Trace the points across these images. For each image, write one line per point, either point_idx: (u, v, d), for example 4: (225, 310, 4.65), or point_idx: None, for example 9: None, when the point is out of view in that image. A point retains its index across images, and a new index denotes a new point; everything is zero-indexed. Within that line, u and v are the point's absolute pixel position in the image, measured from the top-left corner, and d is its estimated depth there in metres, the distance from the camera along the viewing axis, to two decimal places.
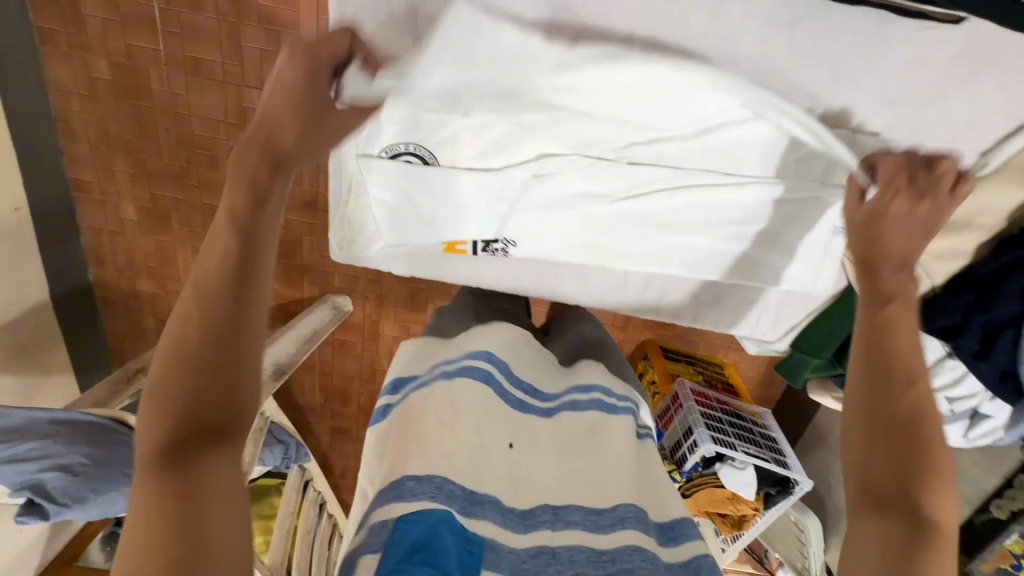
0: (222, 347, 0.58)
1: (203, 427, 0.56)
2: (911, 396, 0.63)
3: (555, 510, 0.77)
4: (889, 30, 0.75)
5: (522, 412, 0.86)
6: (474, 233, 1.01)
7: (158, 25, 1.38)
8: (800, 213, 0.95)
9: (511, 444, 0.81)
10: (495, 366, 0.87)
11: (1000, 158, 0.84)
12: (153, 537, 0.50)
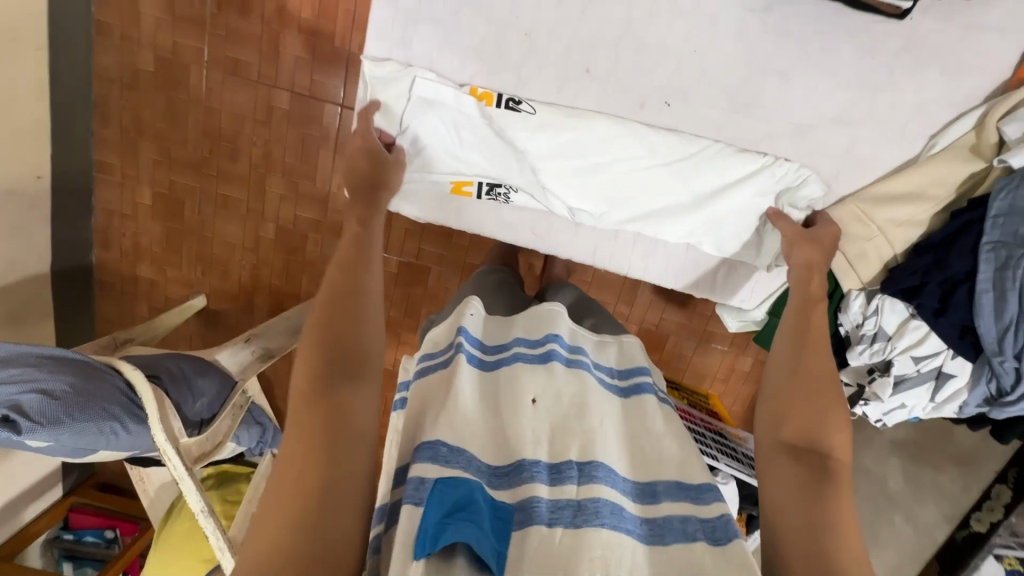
0: (355, 301, 0.71)
1: (344, 361, 0.67)
2: (825, 373, 0.72)
3: (581, 465, 0.64)
4: (842, 19, 0.77)
5: (541, 367, 0.71)
6: (478, 172, 0.97)
7: (207, 25, 1.54)
8: (803, 179, 0.89)
9: (534, 400, 0.68)
10: (513, 348, 0.74)
11: (945, 140, 0.83)
12: (312, 434, 0.61)
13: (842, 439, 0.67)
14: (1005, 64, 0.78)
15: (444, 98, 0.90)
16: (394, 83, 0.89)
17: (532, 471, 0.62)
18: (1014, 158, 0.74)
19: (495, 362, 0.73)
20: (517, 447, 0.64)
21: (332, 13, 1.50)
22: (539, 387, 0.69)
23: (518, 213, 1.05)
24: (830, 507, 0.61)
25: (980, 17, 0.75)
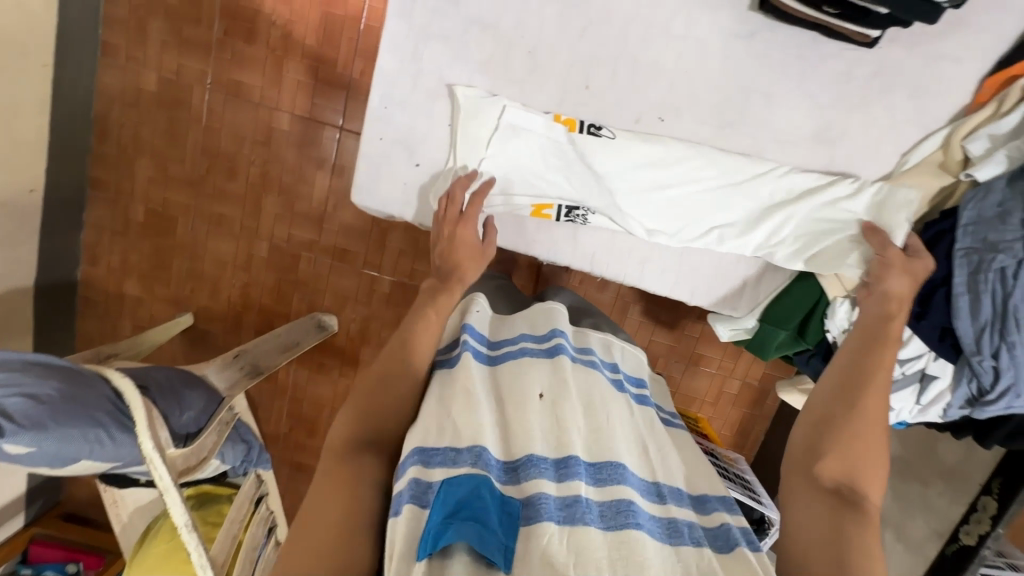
0: (401, 375, 0.70)
1: (380, 434, 0.67)
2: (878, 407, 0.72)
3: (594, 465, 0.63)
4: (819, 49, 0.80)
5: (547, 361, 0.71)
6: (559, 192, 0.89)
7: (213, 49, 1.60)
8: (894, 195, 0.83)
9: (541, 395, 0.67)
10: (518, 343, 0.75)
11: (914, 157, 0.84)
12: (333, 500, 0.60)
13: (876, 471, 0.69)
14: (965, 88, 0.81)
15: (517, 112, 0.84)
16: (468, 103, 0.84)
17: (539, 467, 0.60)
18: (979, 171, 0.78)
19: (500, 356, 0.74)
20: (526, 440, 0.62)
21: (335, 41, 1.58)
22: (545, 382, 0.69)
23: (548, 233, 0.95)
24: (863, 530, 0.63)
25: (941, 46, 0.79)
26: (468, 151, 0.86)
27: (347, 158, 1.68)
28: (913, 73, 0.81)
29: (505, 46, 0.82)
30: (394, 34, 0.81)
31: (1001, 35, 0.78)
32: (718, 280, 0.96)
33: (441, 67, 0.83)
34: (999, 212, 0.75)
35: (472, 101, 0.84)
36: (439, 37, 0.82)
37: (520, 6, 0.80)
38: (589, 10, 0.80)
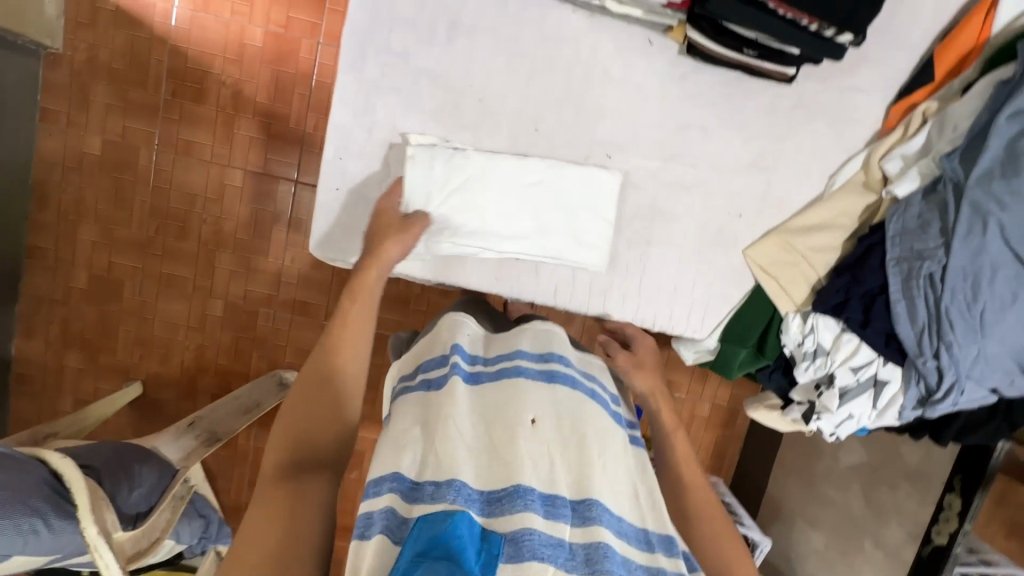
0: (328, 380, 0.65)
1: (316, 446, 0.62)
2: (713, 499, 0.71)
3: (575, 504, 0.58)
4: (746, 85, 0.87)
5: (543, 385, 0.66)
6: (511, 229, 0.89)
7: (160, 110, 1.59)
8: (828, 203, 0.90)
9: (534, 420, 0.62)
10: (516, 359, 0.69)
11: (840, 178, 0.91)
12: (267, 523, 0.54)
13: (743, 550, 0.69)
14: (875, 116, 0.90)
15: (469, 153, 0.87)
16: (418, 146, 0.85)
17: (526, 498, 0.55)
18: (898, 188, 0.84)
19: (493, 375, 0.68)
20: (514, 468, 0.57)
21: (287, 98, 1.60)
22: (538, 406, 0.64)
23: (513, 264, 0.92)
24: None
25: (849, 79, 0.88)
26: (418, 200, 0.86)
27: (303, 210, 1.67)
28: (829, 104, 0.89)
29: (455, 94, 0.85)
30: (345, 88, 0.83)
31: (895, 72, 0.89)
32: (705, 293, 0.95)
33: (392, 115, 0.85)
34: (920, 224, 0.81)
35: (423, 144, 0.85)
36: (390, 88, 0.84)
37: (468, 57, 0.84)
38: (533, 59, 0.85)
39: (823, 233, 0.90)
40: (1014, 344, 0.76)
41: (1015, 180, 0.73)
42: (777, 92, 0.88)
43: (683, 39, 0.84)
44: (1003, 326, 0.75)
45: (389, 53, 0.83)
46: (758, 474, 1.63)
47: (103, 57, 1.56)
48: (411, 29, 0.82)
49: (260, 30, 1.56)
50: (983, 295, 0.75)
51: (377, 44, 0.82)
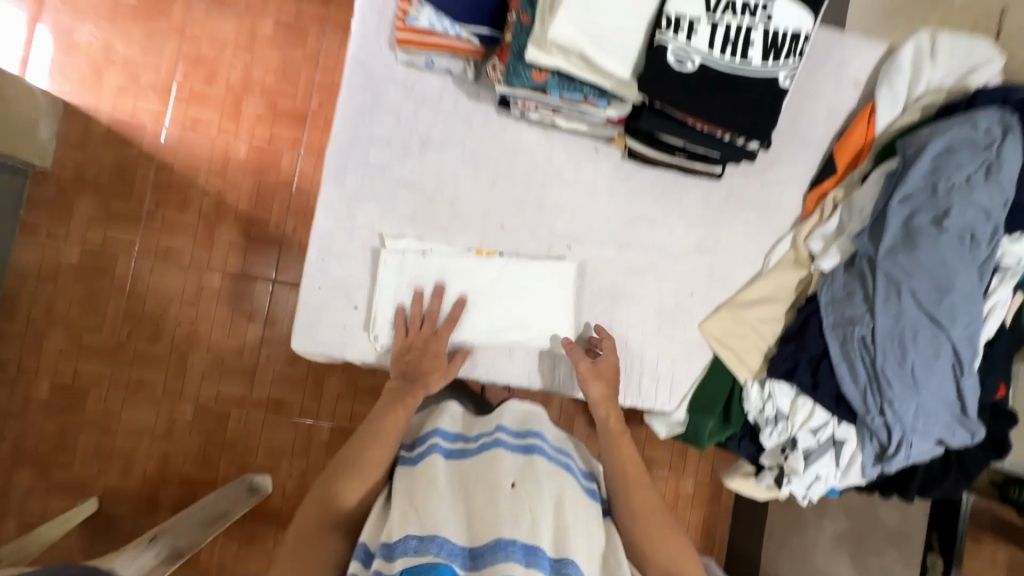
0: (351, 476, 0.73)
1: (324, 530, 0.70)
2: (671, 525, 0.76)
3: (555, 560, 0.58)
4: (682, 181, 1.01)
5: (523, 454, 0.70)
6: (484, 317, 0.95)
7: (143, 219, 1.66)
8: (767, 279, 1.01)
9: (514, 483, 0.64)
10: (496, 434, 0.72)
11: (774, 256, 1.02)
12: None
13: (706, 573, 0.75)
14: (794, 203, 1.04)
15: (441, 249, 0.95)
16: (392, 245, 0.93)
17: (507, 550, 0.56)
18: (823, 263, 0.96)
19: (477, 451, 0.70)
20: (494, 522, 0.59)
21: (268, 204, 1.70)
22: (516, 470, 0.66)
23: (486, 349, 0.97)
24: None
25: (768, 174, 1.03)
26: (395, 294, 0.93)
27: (280, 308, 1.71)
28: (755, 194, 1.03)
29: (430, 198, 0.95)
30: (328, 199, 0.92)
31: (804, 167, 1.04)
32: (670, 368, 1.01)
33: (370, 217, 0.93)
34: (846, 293, 0.91)
35: (396, 243, 0.94)
36: (369, 196, 0.93)
37: (440, 166, 0.95)
38: (497, 166, 0.97)
39: (765, 305, 1.00)
40: (944, 397, 0.84)
41: (915, 254, 0.84)
42: (708, 186, 1.02)
43: (624, 146, 0.98)
44: (932, 380, 0.84)
45: (368, 166, 0.93)
46: (750, 552, 1.59)
47: (91, 173, 1.65)
48: (389, 147, 0.94)
49: (245, 145, 1.70)
50: (910, 353, 0.84)
51: (359, 159, 0.93)
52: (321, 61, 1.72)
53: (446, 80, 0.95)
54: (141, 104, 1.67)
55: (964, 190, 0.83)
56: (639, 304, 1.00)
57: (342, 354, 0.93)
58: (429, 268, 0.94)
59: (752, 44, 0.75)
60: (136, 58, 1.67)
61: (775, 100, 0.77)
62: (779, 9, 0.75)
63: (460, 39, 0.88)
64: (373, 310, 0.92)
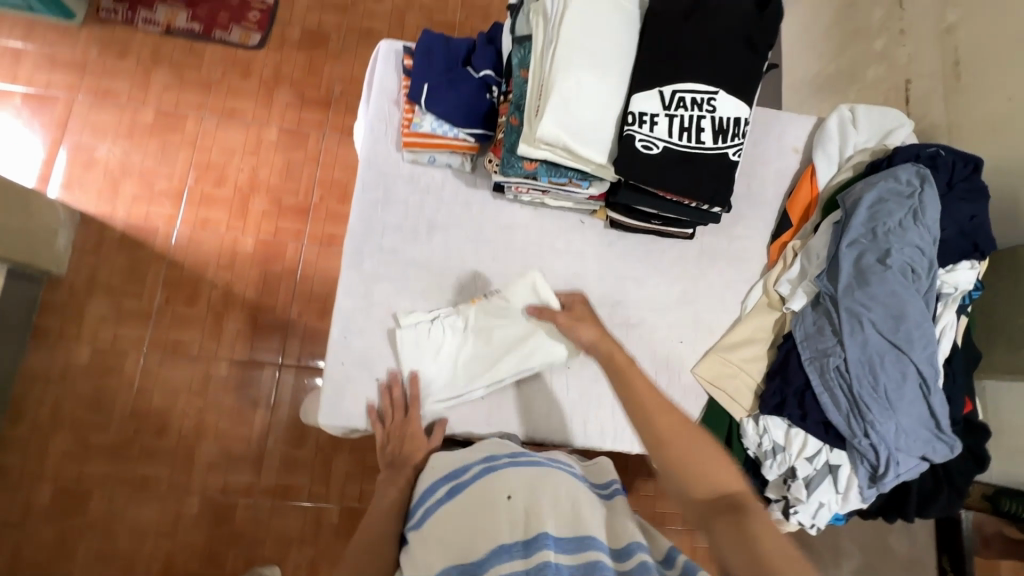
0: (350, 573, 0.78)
1: None
2: (699, 445, 0.74)
3: (559, 540, 0.68)
4: (659, 243, 1.14)
5: (512, 467, 0.80)
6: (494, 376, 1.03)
7: (152, 315, 1.73)
8: (746, 322, 1.12)
9: (509, 495, 0.75)
10: (488, 460, 0.83)
11: (749, 301, 1.14)
12: None
13: (742, 484, 0.71)
14: (761, 254, 1.18)
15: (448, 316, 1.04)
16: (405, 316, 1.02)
17: (509, 552, 0.67)
18: (793, 303, 1.07)
19: (474, 477, 0.81)
20: (495, 534, 0.70)
21: (274, 291, 1.80)
22: (511, 484, 0.76)
23: (497, 403, 1.04)
24: (757, 540, 0.63)
25: (733, 231, 1.17)
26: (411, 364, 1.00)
27: (287, 390, 1.75)
28: (724, 249, 1.17)
29: (438, 273, 1.06)
30: (348, 282, 1.02)
31: (763, 222, 1.19)
32: None
33: (384, 295, 1.03)
34: (816, 329, 1.02)
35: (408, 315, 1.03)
36: (384, 276, 1.04)
37: (445, 245, 1.07)
38: (495, 241, 1.09)
39: (748, 346, 1.09)
40: (917, 414, 0.93)
41: (869, 290, 0.97)
42: (683, 245, 1.15)
43: (606, 217, 1.12)
44: (905, 399, 0.93)
45: (382, 250, 1.05)
46: None
47: (103, 276, 1.73)
48: (400, 232, 1.06)
49: (252, 239, 1.82)
50: (881, 377, 0.94)
51: (372, 245, 1.04)
52: (321, 160, 1.90)
53: (447, 172, 1.09)
54: (154, 209, 1.80)
55: (899, 232, 0.98)
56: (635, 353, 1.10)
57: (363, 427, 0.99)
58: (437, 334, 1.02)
59: (704, 130, 0.90)
60: (150, 169, 1.82)
61: (729, 172, 0.93)
62: (722, 101, 0.91)
63: (458, 138, 1.03)
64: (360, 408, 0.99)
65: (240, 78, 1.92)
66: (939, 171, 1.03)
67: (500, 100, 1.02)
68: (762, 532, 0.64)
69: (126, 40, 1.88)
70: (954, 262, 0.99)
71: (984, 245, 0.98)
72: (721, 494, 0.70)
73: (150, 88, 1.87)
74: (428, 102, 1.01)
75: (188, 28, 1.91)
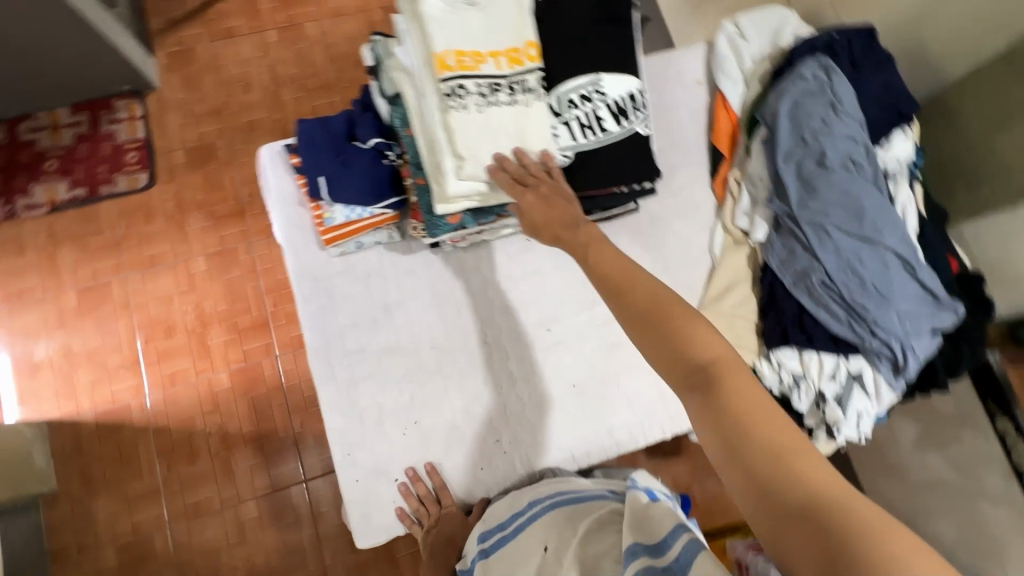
0: None
1: None
2: (684, 314, 0.64)
3: None
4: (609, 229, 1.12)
5: (549, 513, 0.79)
6: (506, 423, 1.00)
7: (162, 489, 1.67)
8: (720, 268, 1.10)
9: (546, 547, 0.73)
10: (531, 512, 0.82)
11: (716, 246, 1.12)
12: None
13: (729, 355, 0.61)
14: (708, 197, 1.16)
15: (438, 387, 1.00)
16: (398, 406, 0.99)
17: None
18: (756, 234, 1.05)
19: (515, 532, 0.81)
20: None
21: (268, 414, 1.74)
22: (547, 535, 0.75)
23: (520, 452, 1.00)
24: (733, 411, 0.57)
25: (673, 186, 1.16)
26: (422, 452, 0.98)
27: (322, 500, 1.70)
28: (671, 208, 1.15)
29: (409, 348, 1.01)
30: (325, 395, 0.97)
31: (698, 165, 1.18)
32: None
33: (366, 394, 0.98)
34: (788, 252, 0.99)
35: (398, 403, 0.99)
36: (359, 374, 0.99)
37: (409, 320, 1.03)
38: (455, 295, 1.05)
39: (733, 289, 1.08)
40: (913, 297, 0.92)
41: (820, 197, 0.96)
42: (631, 220, 1.13)
43: None
44: (895, 288, 0.92)
45: (345, 351, 1.00)
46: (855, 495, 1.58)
47: (97, 473, 1.67)
48: (358, 326, 1.01)
49: (226, 373, 1.76)
50: (865, 276, 0.92)
51: (334, 350, 1.00)
52: (259, 268, 1.84)
53: (379, 250, 1.05)
54: (117, 387, 1.73)
55: (825, 131, 0.97)
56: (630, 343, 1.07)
57: (396, 527, 0.95)
58: (437, 408, 0.99)
59: (605, 119, 0.88)
60: (96, 349, 1.74)
61: (645, 145, 0.91)
62: (609, 81, 0.88)
63: (376, 215, 1.00)
64: (385, 511, 0.95)
65: (145, 223, 1.84)
66: (840, 56, 1.03)
67: (399, 162, 0.98)
68: (754, 418, 0.56)
69: (18, 236, 1.80)
70: (889, 136, 1.00)
71: (908, 110, 0.99)
72: (708, 366, 0.60)
73: (62, 272, 1.78)
74: (331, 193, 0.97)
75: (73, 196, 1.83)
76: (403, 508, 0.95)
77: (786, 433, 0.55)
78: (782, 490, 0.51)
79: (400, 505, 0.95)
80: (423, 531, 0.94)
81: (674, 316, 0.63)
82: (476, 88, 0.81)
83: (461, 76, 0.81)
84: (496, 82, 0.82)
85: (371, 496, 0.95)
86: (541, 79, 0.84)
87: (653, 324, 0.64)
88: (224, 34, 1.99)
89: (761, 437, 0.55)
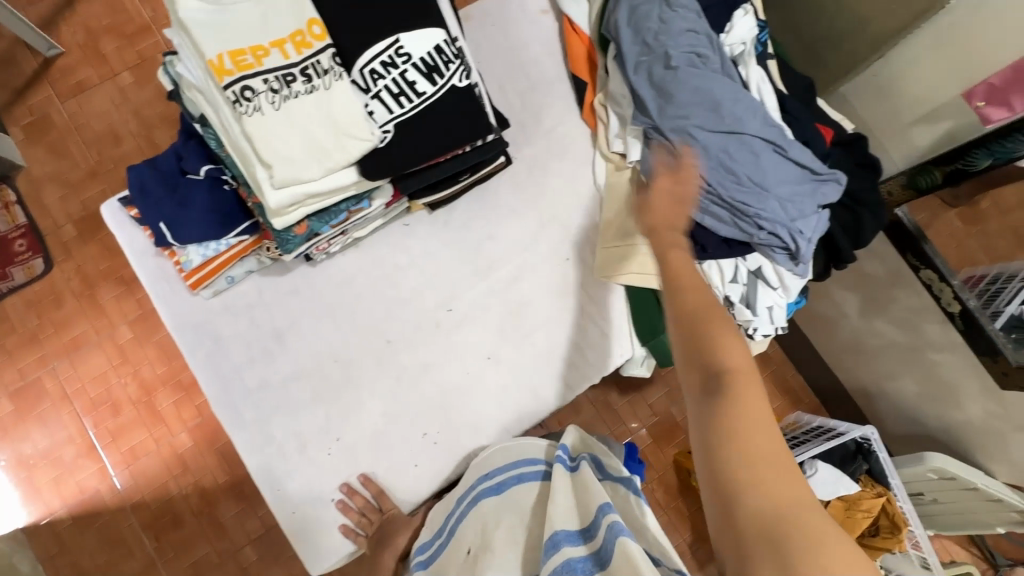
0: None
1: None
2: (716, 322, 0.64)
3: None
4: (485, 189, 1.06)
5: (473, 509, 0.85)
6: (427, 413, 0.98)
7: (156, 561, 1.56)
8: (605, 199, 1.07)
9: (468, 550, 0.81)
10: (455, 514, 0.88)
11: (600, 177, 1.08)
12: None
13: (749, 369, 0.61)
14: (580, 129, 1.10)
15: (350, 398, 0.97)
16: (314, 427, 0.96)
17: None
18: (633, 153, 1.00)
19: (446, 538, 0.87)
20: None
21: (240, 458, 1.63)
22: (471, 538, 0.82)
23: (451, 437, 0.98)
24: (732, 419, 0.58)
25: (542, 126, 1.10)
26: (351, 465, 0.96)
27: None
28: (546, 151, 1.09)
29: (312, 367, 0.98)
30: (238, 437, 0.94)
31: (562, 98, 1.11)
32: (602, 325, 1.05)
33: (279, 424, 0.95)
34: None
35: (314, 424, 0.96)
36: (267, 407, 0.96)
37: (303, 338, 0.99)
38: (345, 301, 1.01)
39: (623, 215, 1.04)
40: (790, 179, 0.89)
41: (675, 100, 0.91)
42: (508, 174, 1.07)
43: (423, 206, 1.03)
44: (771, 174, 0.88)
45: (246, 388, 0.96)
46: (823, 375, 1.52)
47: (88, 563, 1.55)
48: (254, 359, 0.97)
49: (186, 433, 1.62)
50: (739, 170, 0.88)
51: (235, 391, 0.96)
52: None
53: (253, 278, 1.00)
54: (82, 476, 1.58)
55: (664, 31, 0.92)
56: (537, 298, 1.04)
57: (346, 543, 0.94)
58: (354, 418, 0.97)
59: (417, 81, 0.81)
60: (47, 450, 1.58)
61: (469, 99, 0.85)
62: (411, 41, 0.81)
63: (234, 245, 0.95)
64: (331, 529, 0.94)
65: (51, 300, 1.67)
66: None
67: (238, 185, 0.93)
68: (749, 430, 0.57)
69: None
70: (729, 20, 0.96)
71: None
72: (725, 374, 0.60)
73: None
74: (177, 236, 0.91)
75: None
76: (346, 521, 0.94)
77: (773, 450, 0.57)
78: (744, 496, 0.55)
79: (343, 521, 0.94)
80: (369, 541, 0.93)
81: (709, 322, 0.64)
82: (267, 84, 0.75)
83: (245, 77, 0.74)
84: (287, 72, 0.76)
85: (311, 518, 0.94)
86: (335, 57, 0.79)
87: (689, 324, 0.64)
88: (75, 90, 1.68)
89: (746, 449, 0.57)
